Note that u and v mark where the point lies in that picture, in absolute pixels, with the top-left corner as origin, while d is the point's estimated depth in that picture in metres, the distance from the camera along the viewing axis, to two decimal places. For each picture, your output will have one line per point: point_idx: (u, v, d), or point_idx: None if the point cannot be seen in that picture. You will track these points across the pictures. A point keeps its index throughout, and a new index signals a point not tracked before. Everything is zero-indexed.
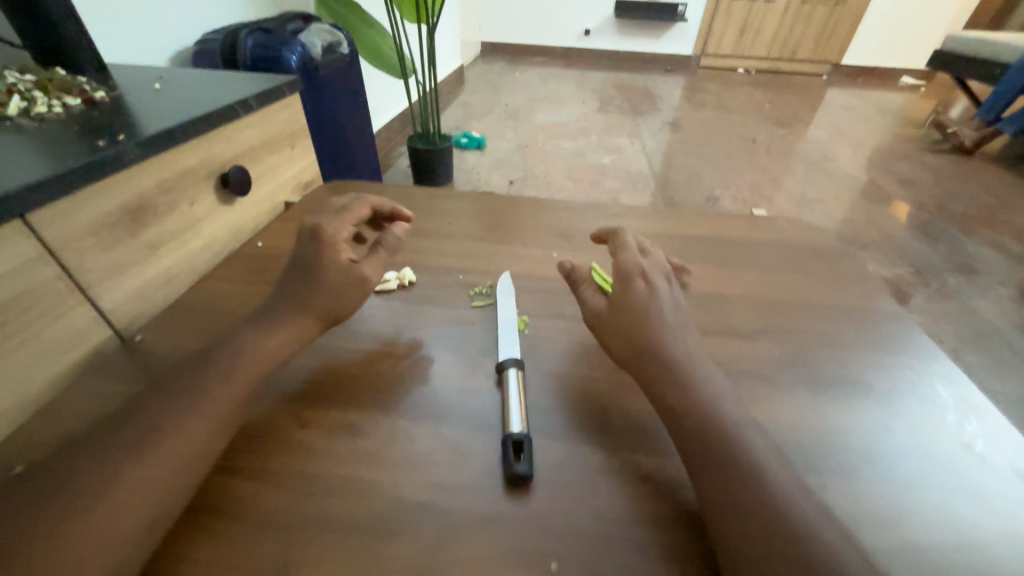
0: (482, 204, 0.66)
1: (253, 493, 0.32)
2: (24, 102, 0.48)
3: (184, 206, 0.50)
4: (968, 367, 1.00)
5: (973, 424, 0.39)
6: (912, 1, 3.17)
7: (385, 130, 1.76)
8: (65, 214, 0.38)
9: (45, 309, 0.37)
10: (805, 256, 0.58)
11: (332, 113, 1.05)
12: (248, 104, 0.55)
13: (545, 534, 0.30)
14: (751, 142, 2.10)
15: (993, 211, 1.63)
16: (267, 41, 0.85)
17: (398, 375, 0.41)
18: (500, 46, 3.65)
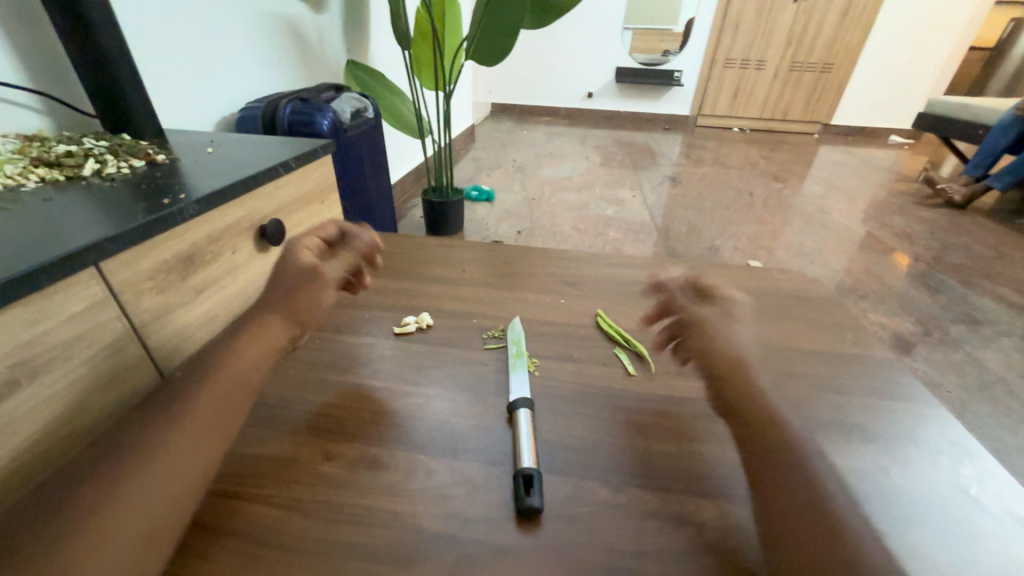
0: (494, 254, 0.71)
1: (281, 521, 0.34)
2: (98, 164, 0.55)
3: (227, 254, 0.55)
4: (977, 419, 0.99)
5: (966, 467, 0.41)
6: (893, 68, 3.41)
7: (400, 183, 1.87)
8: (131, 262, 0.43)
9: (105, 345, 0.41)
10: (799, 305, 0.62)
11: (356, 169, 1.14)
12: (288, 164, 0.62)
13: (555, 565, 0.32)
14: (748, 195, 2.19)
15: (989, 263, 1.66)
16: (303, 109, 0.95)
17: (417, 412, 0.44)
18: (509, 106, 3.92)
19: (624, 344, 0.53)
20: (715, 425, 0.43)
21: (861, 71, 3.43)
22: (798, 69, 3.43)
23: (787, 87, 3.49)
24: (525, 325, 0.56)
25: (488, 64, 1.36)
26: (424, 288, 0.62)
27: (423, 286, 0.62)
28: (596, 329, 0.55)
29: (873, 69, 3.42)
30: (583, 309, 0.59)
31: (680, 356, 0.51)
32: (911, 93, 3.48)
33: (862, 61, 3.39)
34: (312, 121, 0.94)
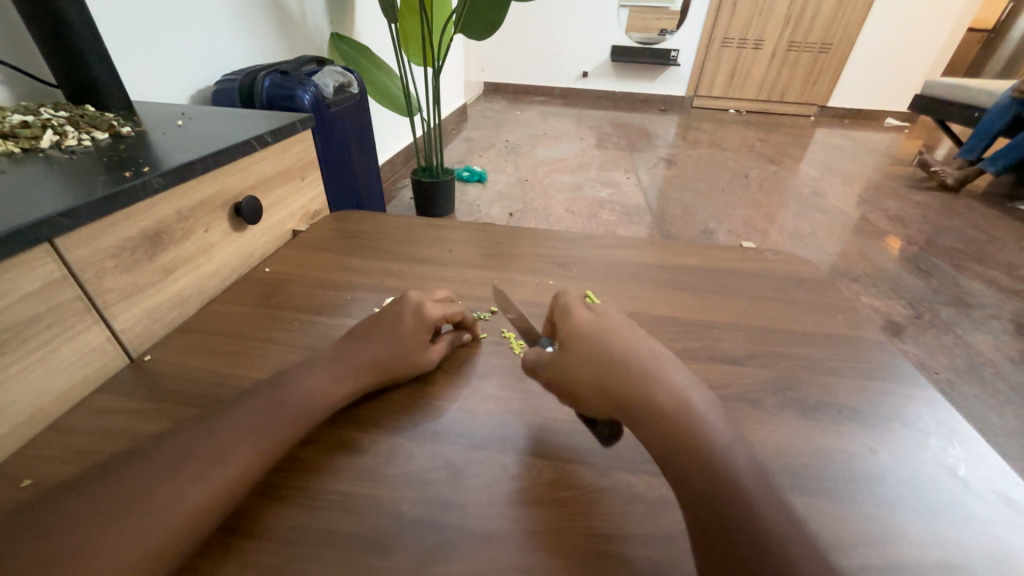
0: (483, 234, 0.69)
1: (253, 509, 0.33)
2: (56, 136, 0.52)
3: (200, 232, 0.53)
4: (964, 400, 1.00)
5: (955, 449, 0.40)
6: (893, 48, 3.36)
7: (389, 163, 1.83)
8: (92, 239, 0.40)
9: (63, 326, 0.39)
10: (793, 286, 0.60)
11: (340, 147, 1.10)
12: (264, 139, 0.59)
13: (535, 550, 0.31)
14: (743, 178, 2.17)
15: (981, 246, 1.67)
16: (283, 82, 0.91)
17: (399, 395, 0.42)
18: (502, 85, 3.82)
19: None
20: None
21: (859, 51, 3.38)
22: (797, 48, 3.37)
23: (785, 67, 3.43)
24: (513, 306, 0.54)
25: (477, 38, 1.31)
26: (410, 269, 0.60)
27: (407, 267, 0.60)
28: None
29: (871, 49, 3.37)
30: (573, 290, 0.58)
31: (670, 338, 0.50)
32: (909, 75, 3.45)
33: (861, 41, 3.34)
34: (292, 96, 0.90)
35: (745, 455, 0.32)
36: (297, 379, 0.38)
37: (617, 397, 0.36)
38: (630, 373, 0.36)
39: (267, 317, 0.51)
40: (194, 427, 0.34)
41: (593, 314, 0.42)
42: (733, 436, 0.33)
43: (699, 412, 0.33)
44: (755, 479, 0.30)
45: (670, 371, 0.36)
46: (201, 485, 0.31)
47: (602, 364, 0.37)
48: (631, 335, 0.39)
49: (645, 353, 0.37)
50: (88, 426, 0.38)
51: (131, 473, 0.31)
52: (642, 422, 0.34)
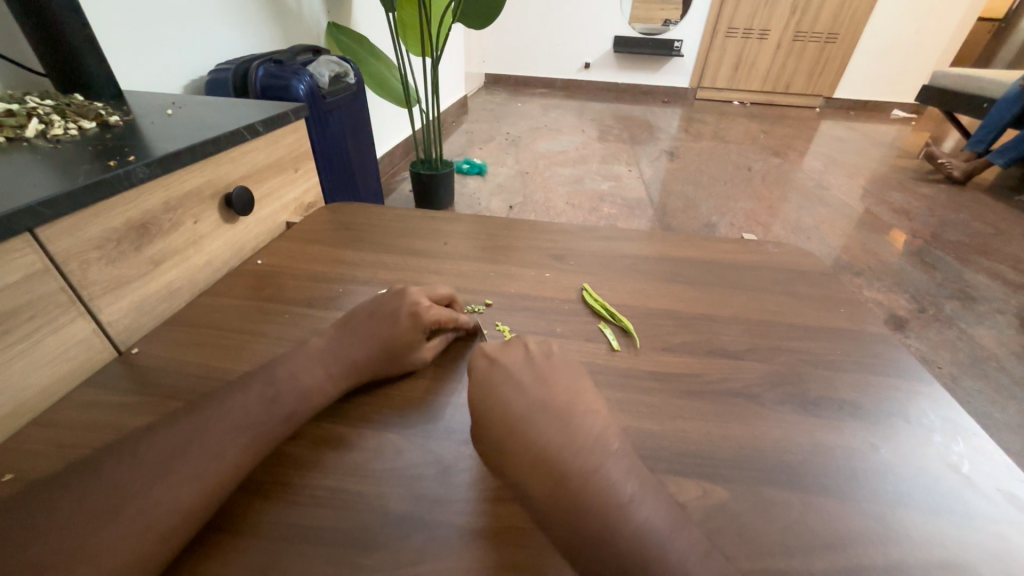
0: (479, 226, 0.68)
1: (241, 504, 0.33)
2: (42, 124, 0.51)
3: (188, 223, 0.52)
4: (967, 395, 0.99)
5: (959, 446, 0.39)
6: (900, 38, 3.30)
7: (388, 156, 1.81)
8: (74, 229, 0.39)
9: (46, 318, 0.38)
10: (793, 279, 0.59)
11: (336, 139, 1.08)
12: (255, 128, 0.58)
13: (525, 548, 0.30)
14: (747, 170, 2.15)
15: (986, 240, 1.64)
16: (278, 71, 0.90)
17: (388, 389, 0.42)
18: (504, 77, 3.78)
19: (609, 319, 0.51)
20: (702, 400, 0.41)
21: (866, 41, 3.32)
22: (803, 38, 3.31)
23: (791, 57, 3.38)
24: (507, 300, 0.53)
25: (476, 28, 1.29)
26: (403, 262, 0.59)
27: (402, 260, 0.59)
28: (581, 304, 0.53)
29: (878, 39, 3.31)
30: (569, 283, 0.57)
31: (668, 332, 0.49)
32: (916, 65, 3.39)
33: (868, 31, 3.29)
34: (287, 85, 0.89)
35: (647, 525, 0.29)
36: (277, 368, 0.38)
37: (503, 466, 0.32)
38: (516, 439, 0.32)
39: (258, 310, 0.50)
40: (172, 419, 0.33)
41: (490, 360, 0.37)
42: (632, 501, 0.30)
43: (590, 478, 0.30)
44: (655, 555, 0.28)
45: (562, 427, 0.33)
46: (178, 481, 0.30)
47: (488, 428, 0.34)
48: (523, 385, 0.35)
49: (535, 408, 0.34)
50: (72, 420, 0.37)
51: (107, 466, 0.30)
52: (528, 494, 0.31)
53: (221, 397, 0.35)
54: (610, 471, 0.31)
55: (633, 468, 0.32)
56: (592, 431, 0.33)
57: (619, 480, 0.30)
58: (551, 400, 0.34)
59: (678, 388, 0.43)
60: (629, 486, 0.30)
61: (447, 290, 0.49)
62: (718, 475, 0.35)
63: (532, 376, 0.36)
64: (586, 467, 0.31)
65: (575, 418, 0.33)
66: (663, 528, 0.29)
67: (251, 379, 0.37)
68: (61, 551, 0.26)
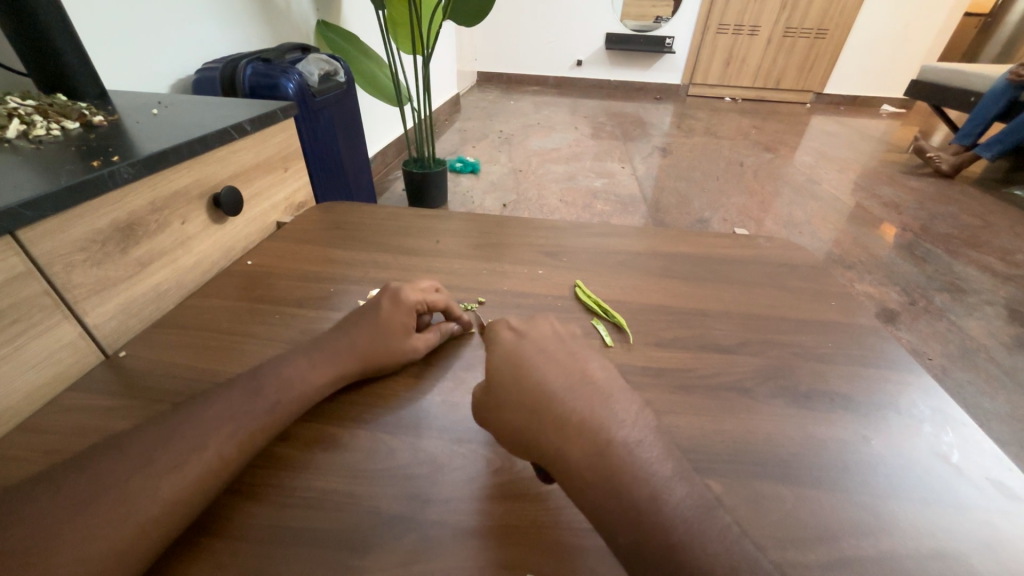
0: (472, 224, 0.68)
1: (229, 507, 0.32)
2: (23, 125, 0.50)
3: (176, 223, 0.51)
4: (957, 386, 1.00)
5: (948, 436, 0.40)
6: (889, 33, 3.33)
7: (380, 155, 1.80)
8: (58, 231, 0.39)
9: (31, 322, 0.38)
10: (785, 273, 0.60)
11: (327, 137, 1.08)
12: (243, 128, 0.57)
13: (518, 545, 0.30)
14: (739, 166, 2.16)
15: (975, 232, 1.66)
16: (266, 70, 0.89)
17: (381, 389, 0.41)
18: (496, 75, 3.77)
19: (602, 315, 0.51)
20: (694, 395, 0.41)
21: (855, 36, 3.34)
22: (793, 34, 3.33)
23: (781, 53, 3.40)
24: (500, 297, 0.53)
25: (466, 24, 1.28)
26: (395, 260, 0.59)
27: (394, 258, 0.59)
28: (574, 300, 0.53)
29: (867, 35, 3.34)
30: (562, 279, 0.56)
31: (661, 327, 0.49)
32: (905, 60, 3.42)
33: (857, 26, 3.31)
34: (276, 84, 0.88)
35: (687, 499, 0.29)
36: (267, 369, 0.37)
37: (539, 441, 0.32)
38: (555, 411, 0.32)
39: (248, 311, 0.49)
40: (159, 422, 0.33)
41: (516, 333, 0.38)
42: (671, 475, 0.30)
43: (630, 452, 0.30)
44: (697, 530, 0.28)
45: (599, 402, 0.33)
46: (165, 485, 0.30)
47: (522, 401, 0.33)
48: (556, 361, 0.36)
49: (571, 383, 0.34)
50: (57, 424, 0.37)
51: (92, 471, 0.29)
52: (566, 470, 0.31)
53: (209, 400, 0.34)
54: (647, 446, 0.31)
55: (669, 445, 0.32)
56: (627, 408, 0.33)
57: (650, 457, 0.30)
58: (586, 376, 0.35)
59: (671, 383, 0.43)
60: (667, 462, 0.31)
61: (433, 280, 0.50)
62: (713, 469, 0.35)
63: (564, 352, 0.37)
64: (626, 441, 0.31)
65: (608, 397, 0.34)
66: (701, 506, 0.29)
67: (240, 380, 0.36)
68: (47, 559, 0.26)
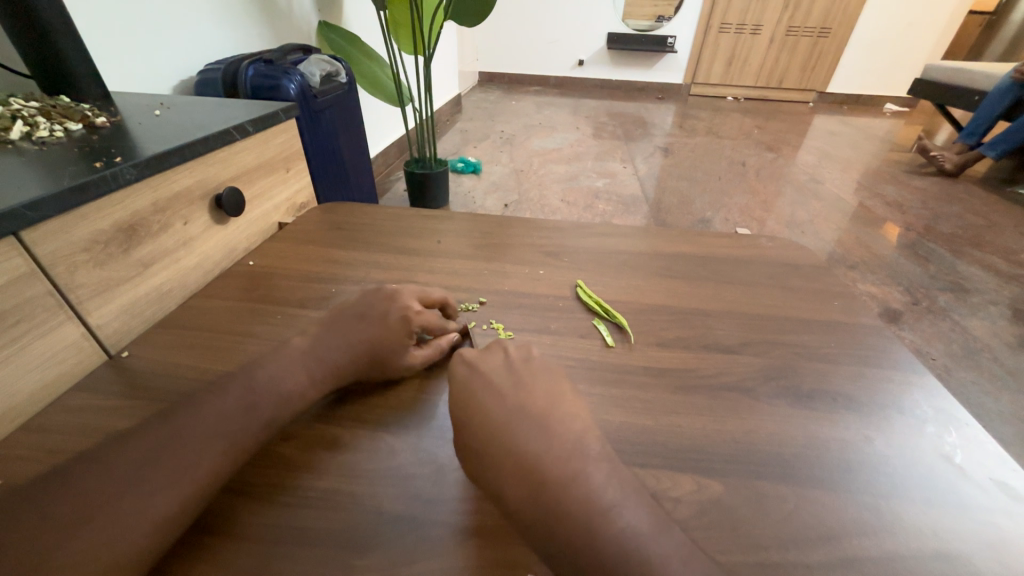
0: (474, 224, 0.68)
1: (230, 506, 0.32)
2: (27, 127, 0.50)
3: (178, 224, 0.51)
4: (960, 386, 1.00)
5: (952, 437, 0.39)
6: (893, 32, 3.31)
7: (382, 155, 1.80)
8: (61, 231, 0.39)
9: (34, 322, 0.38)
10: (788, 273, 0.59)
11: (329, 139, 1.08)
12: (244, 128, 0.57)
13: (515, 544, 0.30)
14: (741, 166, 2.15)
15: (979, 232, 1.65)
16: (268, 71, 0.89)
17: (382, 389, 0.41)
18: (498, 75, 3.77)
19: (604, 316, 0.50)
20: (696, 395, 0.41)
21: (858, 36, 3.33)
22: (796, 33, 3.32)
23: (783, 52, 3.39)
24: (500, 297, 0.53)
25: (469, 24, 1.28)
26: (397, 261, 0.59)
27: (396, 258, 0.59)
28: (576, 301, 0.53)
29: (870, 34, 3.33)
30: (563, 280, 0.56)
31: (662, 327, 0.49)
32: (908, 59, 3.41)
33: (860, 25, 3.29)
34: (278, 85, 0.89)
35: (633, 526, 0.29)
36: (270, 371, 0.37)
37: (484, 474, 0.31)
38: (497, 442, 0.32)
39: (250, 311, 0.50)
40: (162, 421, 0.33)
41: (469, 366, 0.38)
42: (617, 501, 0.29)
43: (573, 481, 0.30)
44: (643, 557, 0.28)
45: (541, 434, 0.32)
46: (168, 482, 0.30)
47: (466, 433, 0.33)
48: (499, 390, 0.35)
49: (515, 413, 0.34)
50: (61, 424, 0.37)
51: (95, 470, 0.30)
52: (508, 505, 0.30)
53: (210, 399, 0.35)
54: (593, 473, 0.31)
55: (614, 469, 0.32)
56: (572, 434, 0.33)
57: (596, 491, 0.30)
58: (531, 404, 0.34)
59: (672, 383, 0.43)
60: (612, 487, 0.30)
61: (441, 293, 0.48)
62: (714, 471, 0.35)
63: (510, 379, 0.37)
64: (569, 470, 0.30)
65: (553, 427, 0.33)
66: (650, 530, 0.29)
67: (240, 379, 0.36)
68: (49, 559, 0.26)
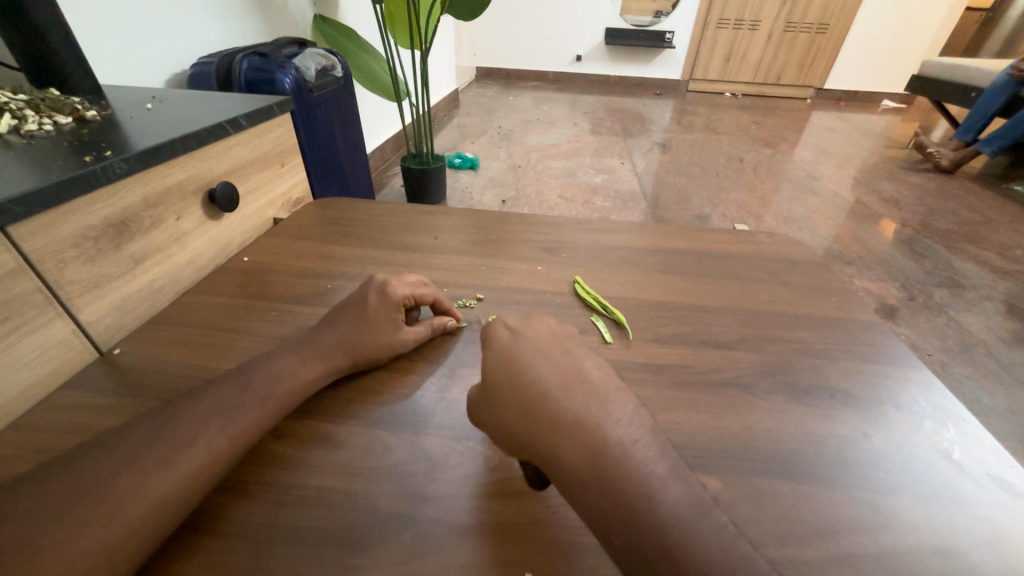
0: (473, 220, 0.67)
1: (223, 506, 0.32)
2: (15, 120, 0.50)
3: (171, 220, 0.51)
4: (955, 381, 1.00)
5: (950, 432, 0.39)
6: (891, 28, 3.31)
7: (378, 151, 1.79)
8: (49, 227, 0.38)
9: (23, 319, 0.37)
10: (786, 268, 0.59)
11: (325, 134, 1.07)
12: (238, 123, 0.57)
13: (517, 542, 0.30)
14: (739, 162, 2.15)
15: (975, 228, 1.66)
16: (262, 65, 0.88)
17: (378, 386, 0.41)
18: (495, 70, 3.75)
19: (602, 311, 0.50)
20: (694, 392, 0.41)
21: (856, 31, 3.33)
22: (793, 29, 3.31)
23: (781, 48, 3.38)
24: (498, 293, 0.53)
25: (466, 18, 1.27)
26: (394, 257, 0.58)
27: (392, 254, 0.58)
28: (574, 297, 0.52)
29: (869, 29, 3.32)
30: (561, 275, 0.56)
31: (660, 323, 0.49)
32: (906, 55, 3.40)
33: (858, 21, 3.29)
34: (272, 79, 0.88)
35: (683, 501, 0.29)
36: (263, 369, 0.37)
37: (535, 441, 0.31)
38: (550, 410, 0.32)
39: (245, 308, 0.49)
40: (152, 420, 0.32)
41: (512, 331, 0.37)
42: (666, 474, 0.30)
43: (625, 452, 0.30)
44: (692, 531, 0.27)
45: (595, 402, 0.32)
46: (157, 482, 0.29)
47: (516, 400, 0.33)
48: (550, 362, 0.35)
49: (566, 384, 0.33)
50: (52, 423, 0.36)
51: (84, 469, 0.29)
52: (559, 468, 0.30)
53: (202, 397, 0.34)
54: (644, 446, 0.31)
55: (663, 444, 0.32)
56: (618, 405, 0.33)
57: (649, 460, 0.30)
58: (582, 377, 0.34)
59: (671, 379, 0.42)
60: (657, 458, 0.30)
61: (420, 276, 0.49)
62: (711, 466, 0.35)
63: (560, 351, 0.36)
64: (624, 442, 0.30)
65: (606, 397, 0.33)
66: (698, 504, 0.29)
67: (232, 376, 0.36)
68: (38, 560, 0.26)
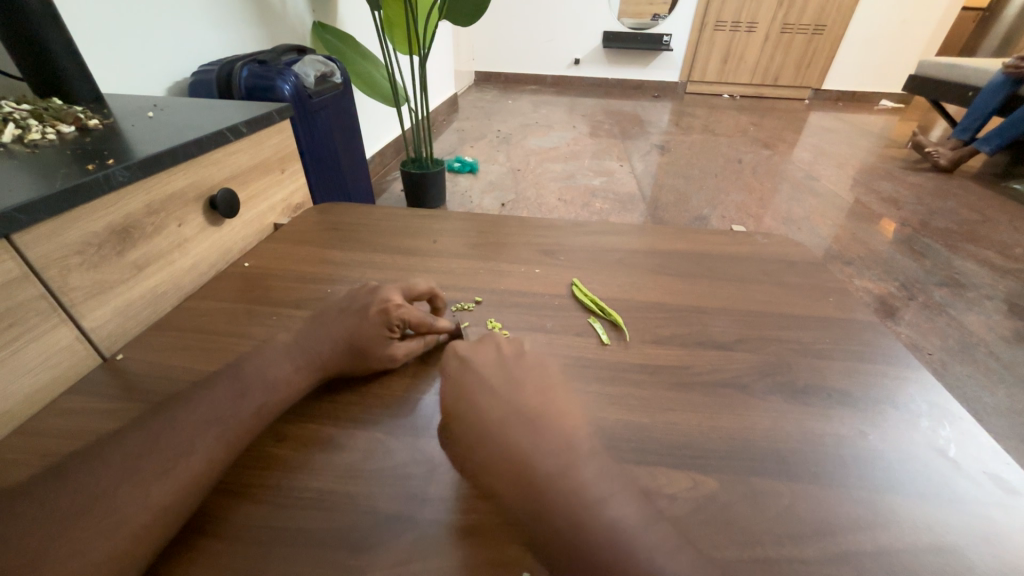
0: (472, 223, 0.68)
1: (225, 509, 0.32)
2: (19, 129, 0.50)
3: (173, 226, 0.51)
4: (957, 381, 1.00)
5: (946, 430, 0.40)
6: (888, 28, 3.32)
7: (378, 156, 1.80)
8: (54, 234, 0.39)
9: (28, 325, 0.38)
10: (783, 268, 0.60)
11: (324, 140, 1.08)
12: (238, 129, 0.57)
13: (513, 544, 0.30)
14: (738, 163, 2.16)
15: (974, 227, 1.66)
16: (262, 72, 0.89)
17: (377, 391, 0.41)
18: (494, 74, 3.76)
19: (600, 313, 0.51)
20: (691, 392, 0.41)
21: (853, 32, 3.34)
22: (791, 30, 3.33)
23: (779, 49, 3.40)
24: (496, 296, 0.53)
25: (462, 23, 1.27)
26: (394, 260, 0.59)
27: (392, 258, 0.59)
28: (572, 300, 0.53)
29: (866, 30, 3.33)
30: (559, 278, 0.56)
31: (659, 324, 0.49)
32: (903, 55, 3.42)
33: (855, 22, 3.30)
34: (272, 85, 0.88)
35: (621, 521, 0.28)
36: (260, 373, 0.37)
37: (476, 472, 0.31)
38: (485, 444, 0.31)
39: (245, 312, 0.49)
40: (154, 422, 0.33)
41: (461, 359, 0.36)
42: (603, 499, 0.28)
43: (554, 483, 0.29)
44: (632, 552, 0.27)
45: (528, 430, 0.31)
46: (160, 485, 0.30)
47: (458, 434, 0.33)
48: (491, 387, 0.34)
49: (506, 410, 0.32)
50: (55, 428, 0.37)
51: (86, 473, 0.29)
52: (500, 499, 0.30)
53: (202, 400, 0.34)
54: (579, 471, 0.29)
55: (604, 465, 0.30)
56: (556, 429, 0.31)
57: (588, 484, 0.29)
58: (524, 400, 0.33)
59: (669, 380, 0.43)
60: (599, 483, 0.29)
61: (427, 284, 0.48)
62: (707, 467, 0.35)
63: (512, 371, 0.35)
64: (553, 471, 0.29)
65: (543, 420, 0.32)
66: (638, 525, 0.28)
67: (232, 381, 0.36)
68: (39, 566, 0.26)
